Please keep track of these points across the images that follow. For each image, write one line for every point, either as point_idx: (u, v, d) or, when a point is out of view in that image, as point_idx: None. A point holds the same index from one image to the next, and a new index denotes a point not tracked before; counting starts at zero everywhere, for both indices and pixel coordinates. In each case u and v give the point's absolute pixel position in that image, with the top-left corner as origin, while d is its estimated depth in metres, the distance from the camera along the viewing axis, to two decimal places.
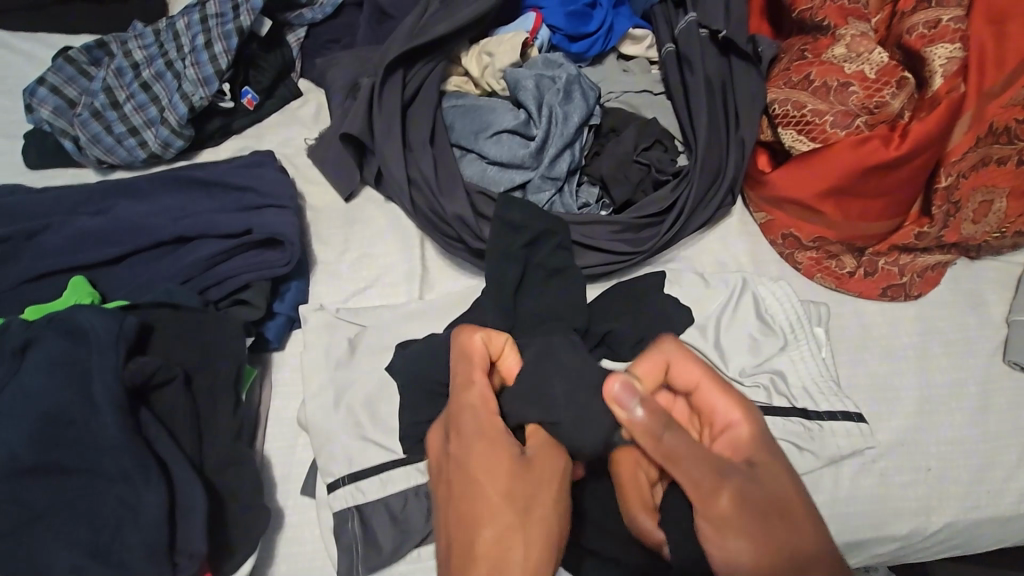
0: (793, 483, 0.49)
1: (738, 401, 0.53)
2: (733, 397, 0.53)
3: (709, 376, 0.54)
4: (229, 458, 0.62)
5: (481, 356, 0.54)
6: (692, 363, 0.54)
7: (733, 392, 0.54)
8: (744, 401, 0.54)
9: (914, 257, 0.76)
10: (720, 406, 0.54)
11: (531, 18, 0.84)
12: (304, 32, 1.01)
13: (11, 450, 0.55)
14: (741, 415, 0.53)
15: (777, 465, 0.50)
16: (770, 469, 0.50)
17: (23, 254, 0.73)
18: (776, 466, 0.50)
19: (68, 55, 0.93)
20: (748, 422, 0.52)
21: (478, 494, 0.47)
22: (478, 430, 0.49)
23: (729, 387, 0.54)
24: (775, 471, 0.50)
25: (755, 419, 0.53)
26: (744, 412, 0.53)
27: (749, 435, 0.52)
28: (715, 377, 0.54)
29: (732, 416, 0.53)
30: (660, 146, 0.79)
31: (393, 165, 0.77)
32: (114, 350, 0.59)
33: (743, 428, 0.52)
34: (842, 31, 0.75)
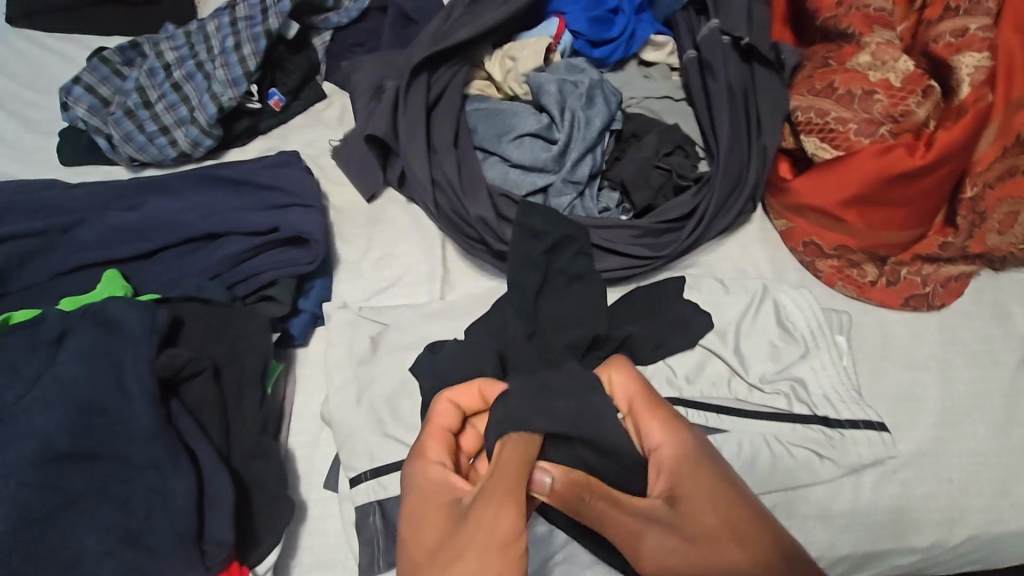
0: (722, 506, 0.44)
1: (669, 420, 0.51)
2: (664, 416, 0.52)
3: (641, 394, 0.54)
4: (254, 451, 0.64)
5: (445, 415, 0.55)
6: (625, 383, 0.55)
7: (660, 411, 0.52)
8: (677, 421, 0.51)
9: (937, 267, 0.76)
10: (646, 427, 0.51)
11: (555, 23, 0.84)
12: (330, 35, 1.03)
13: (46, 437, 0.57)
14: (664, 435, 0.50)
15: (709, 493, 0.45)
16: (698, 495, 0.45)
17: (58, 247, 0.75)
18: (709, 492, 0.46)
19: (103, 55, 0.95)
20: (674, 442, 0.50)
21: (414, 550, 0.46)
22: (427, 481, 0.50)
23: (661, 406, 0.52)
24: (705, 495, 0.45)
25: (685, 435, 0.50)
26: (671, 432, 0.50)
27: (675, 455, 0.49)
28: (651, 396, 0.53)
29: (660, 438, 0.50)
30: (681, 152, 0.80)
31: (416, 167, 0.78)
32: (148, 341, 0.61)
33: (670, 446, 0.50)
34: (867, 39, 0.75)
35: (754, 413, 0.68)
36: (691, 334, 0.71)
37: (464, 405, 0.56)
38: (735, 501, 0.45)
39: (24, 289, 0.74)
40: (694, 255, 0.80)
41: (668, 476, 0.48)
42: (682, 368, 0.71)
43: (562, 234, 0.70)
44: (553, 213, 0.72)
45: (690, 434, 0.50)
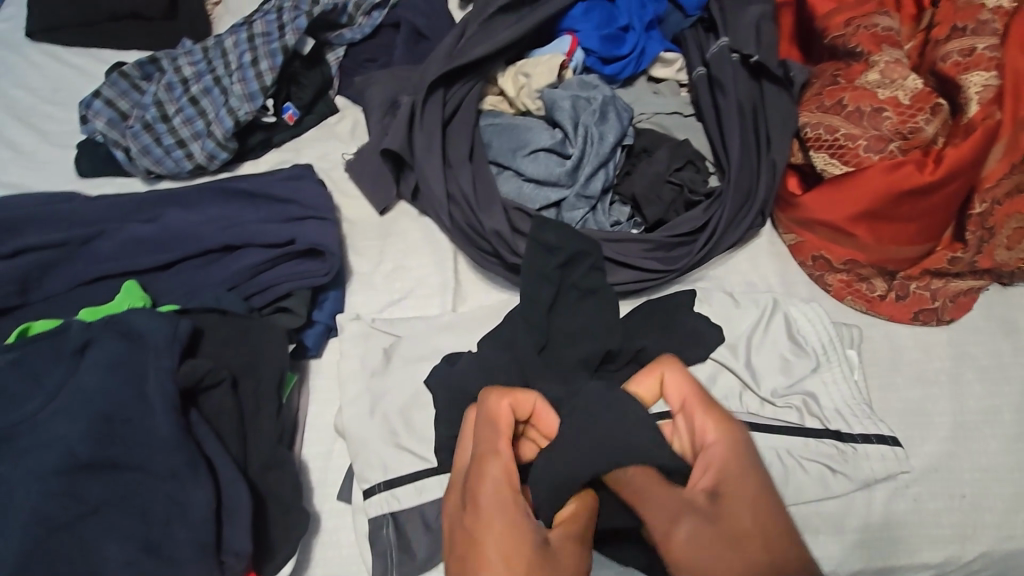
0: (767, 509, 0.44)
1: (722, 420, 0.50)
2: (716, 415, 0.50)
3: (696, 392, 0.52)
4: (271, 460, 0.65)
5: (508, 421, 0.51)
6: (684, 379, 0.53)
7: (714, 410, 0.51)
8: (730, 422, 0.50)
9: (946, 281, 0.76)
10: (700, 422, 0.50)
11: (568, 41, 0.86)
12: (344, 51, 1.05)
13: (68, 446, 0.58)
14: (718, 432, 0.49)
15: (753, 492, 0.45)
16: (743, 492, 0.44)
17: (77, 259, 0.76)
18: (752, 493, 0.44)
19: (122, 69, 0.97)
20: (726, 440, 0.49)
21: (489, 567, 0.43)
22: (500, 495, 0.47)
23: (717, 407, 0.51)
24: (747, 494, 0.44)
25: (735, 436, 0.49)
26: (723, 431, 0.49)
27: (727, 453, 0.48)
28: (707, 397, 0.52)
29: (713, 435, 0.49)
30: (692, 166, 0.81)
31: (432, 181, 0.79)
32: (169, 352, 0.62)
33: (721, 444, 0.48)
34: (876, 58, 0.77)
35: (766, 427, 0.69)
36: (704, 346, 0.71)
37: (522, 413, 0.53)
38: (773, 502, 0.45)
39: (44, 299, 0.75)
40: (705, 268, 0.81)
41: (717, 470, 0.47)
42: None
43: (576, 249, 0.69)
44: (565, 228, 0.71)
45: (741, 436, 0.49)
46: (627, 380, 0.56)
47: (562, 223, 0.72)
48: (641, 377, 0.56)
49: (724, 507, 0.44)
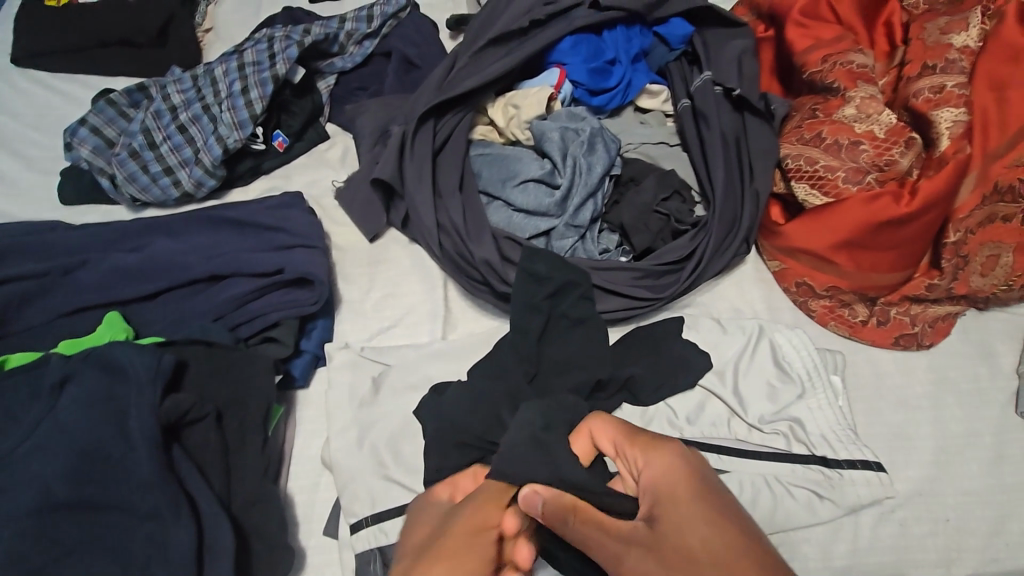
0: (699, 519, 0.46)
1: (650, 446, 0.52)
2: (643, 444, 0.52)
3: (621, 434, 0.55)
4: (255, 497, 0.63)
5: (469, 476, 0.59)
6: (606, 425, 0.56)
7: (640, 440, 0.53)
8: (657, 443, 0.52)
9: (925, 307, 0.78)
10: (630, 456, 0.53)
11: (556, 73, 0.88)
12: (335, 79, 1.06)
13: (45, 485, 0.56)
14: (645, 459, 0.52)
15: (691, 507, 0.47)
16: (679, 510, 0.47)
17: (58, 289, 0.75)
18: (688, 504, 0.47)
19: (110, 97, 0.97)
20: (658, 465, 0.51)
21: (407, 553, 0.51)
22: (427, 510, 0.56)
23: (643, 434, 0.54)
24: (686, 510, 0.46)
25: (664, 456, 0.51)
26: (652, 456, 0.51)
27: (662, 477, 0.50)
28: (633, 434, 0.54)
29: (648, 465, 0.51)
30: (679, 196, 0.82)
31: (422, 211, 0.80)
32: (151, 388, 0.60)
33: (654, 471, 0.51)
34: (851, 93, 0.80)
35: (754, 454, 0.69)
36: (690, 373, 0.72)
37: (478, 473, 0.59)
38: (715, 508, 0.46)
39: (23, 330, 0.74)
40: (691, 295, 0.82)
41: (658, 497, 0.49)
42: (682, 408, 0.72)
43: (565, 280, 0.70)
44: (555, 259, 0.73)
45: (672, 450, 0.52)
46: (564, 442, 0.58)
47: (551, 253, 0.73)
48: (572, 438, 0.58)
49: (668, 532, 0.46)
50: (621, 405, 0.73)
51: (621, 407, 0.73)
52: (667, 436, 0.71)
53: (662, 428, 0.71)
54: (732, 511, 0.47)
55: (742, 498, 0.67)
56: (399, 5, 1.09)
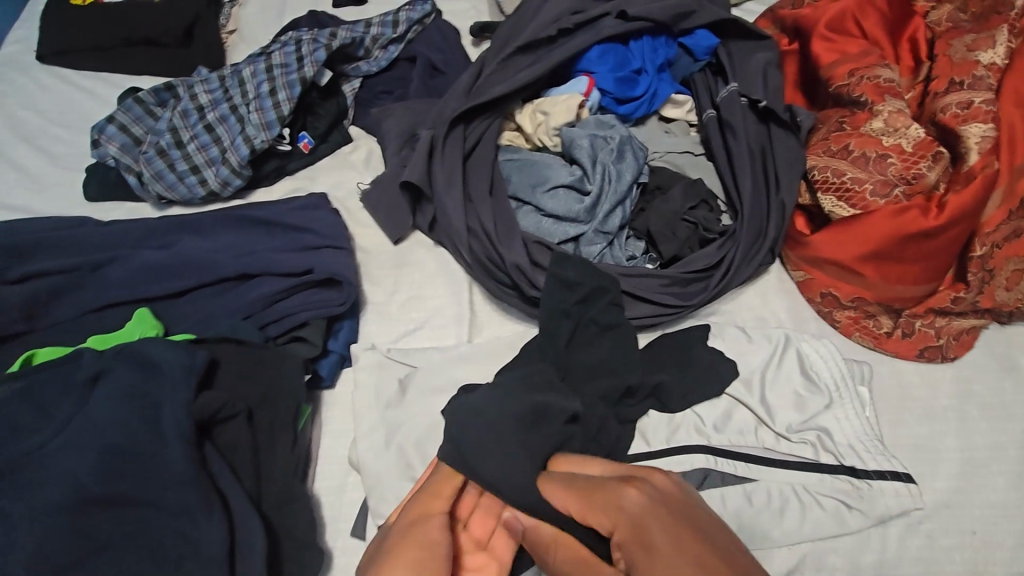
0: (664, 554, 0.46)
1: (607, 502, 0.51)
2: (598, 503, 0.52)
3: (576, 498, 0.54)
4: (286, 496, 0.63)
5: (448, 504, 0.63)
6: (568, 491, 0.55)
7: (593, 499, 0.53)
8: (613, 496, 0.51)
9: (949, 319, 0.79)
10: (593, 517, 0.52)
11: (584, 81, 0.89)
12: (359, 83, 1.06)
13: (77, 481, 0.56)
14: (604, 516, 0.51)
15: (665, 550, 0.46)
16: (654, 560, 0.46)
17: (87, 285, 0.75)
18: (659, 552, 0.46)
19: (138, 96, 0.97)
20: (620, 519, 0.50)
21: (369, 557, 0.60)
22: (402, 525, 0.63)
23: (596, 492, 0.53)
24: (663, 558, 0.46)
25: (618, 504, 0.51)
26: (611, 513, 0.51)
27: (629, 530, 0.49)
28: (587, 491, 0.53)
29: (614, 520, 0.50)
30: (705, 205, 0.83)
31: (453, 214, 0.81)
32: (186, 383, 0.60)
33: (614, 523, 0.50)
34: (879, 107, 0.81)
35: (781, 463, 0.69)
36: (716, 378, 0.73)
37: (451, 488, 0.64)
38: (685, 545, 0.46)
39: (51, 325, 0.74)
40: (716, 303, 0.83)
41: (634, 550, 0.48)
42: (710, 416, 0.72)
43: (595, 285, 0.71)
44: (586, 265, 0.73)
45: (630, 499, 0.50)
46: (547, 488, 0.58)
47: (581, 259, 0.74)
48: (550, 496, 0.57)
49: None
50: (648, 412, 0.73)
51: (648, 413, 0.73)
52: (695, 443, 0.70)
53: (689, 435, 0.71)
54: (709, 543, 0.47)
55: (771, 506, 0.67)
56: (423, 12, 1.10)
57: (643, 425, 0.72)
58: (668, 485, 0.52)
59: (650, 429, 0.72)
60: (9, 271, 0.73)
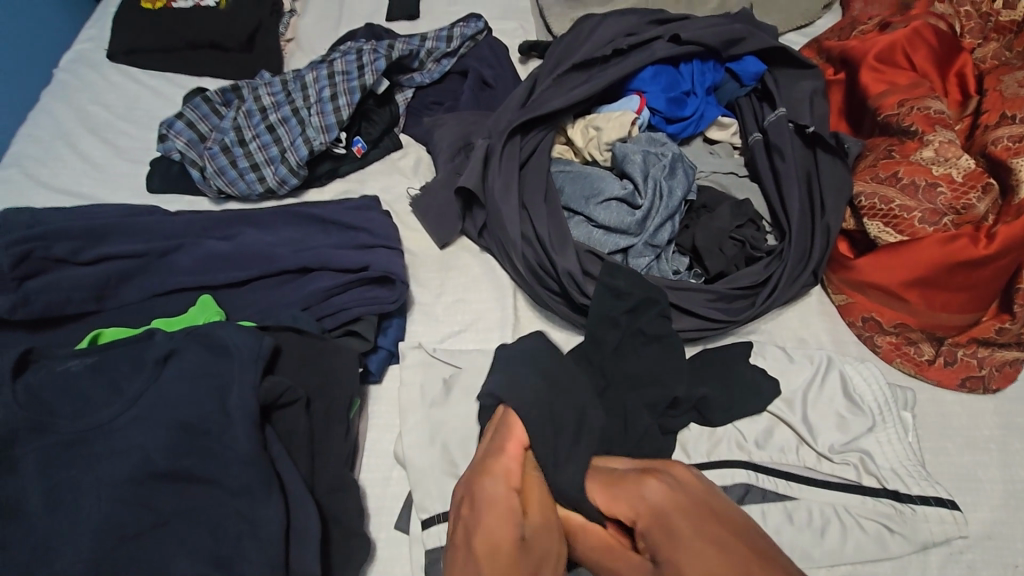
0: (690, 539, 0.50)
1: (631, 491, 0.55)
2: (626, 494, 0.55)
3: (602, 488, 0.57)
4: (338, 484, 0.65)
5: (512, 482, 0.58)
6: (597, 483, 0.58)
7: (617, 489, 0.56)
8: (636, 488, 0.55)
9: (992, 350, 0.78)
10: (618, 507, 0.55)
11: (636, 100, 0.91)
12: (412, 93, 1.10)
13: (148, 454, 0.58)
14: (631, 505, 0.54)
15: (688, 535, 0.50)
16: (676, 539, 0.50)
17: (154, 270, 0.78)
18: (681, 533, 0.50)
19: (206, 95, 1.02)
20: (644, 508, 0.53)
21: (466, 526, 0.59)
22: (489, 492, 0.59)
23: (619, 484, 0.56)
24: (686, 543, 0.49)
25: (643, 495, 0.54)
26: (636, 503, 0.54)
27: (652, 518, 0.53)
28: (617, 483, 0.56)
29: (639, 507, 0.54)
30: (753, 224, 0.85)
31: (507, 220, 0.84)
32: (253, 368, 0.62)
33: (640, 512, 0.53)
34: (930, 137, 0.82)
35: (822, 484, 0.69)
36: (759, 393, 0.73)
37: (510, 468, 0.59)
38: (703, 525, 0.50)
39: (118, 307, 0.77)
40: (758, 321, 0.84)
41: (658, 536, 0.51)
42: (751, 432, 0.73)
43: (643, 296, 0.73)
44: (636, 276, 0.75)
45: (655, 490, 0.54)
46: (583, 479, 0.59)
47: (631, 270, 0.76)
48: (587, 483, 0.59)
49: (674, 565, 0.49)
50: (688, 424, 0.73)
51: (688, 426, 0.73)
52: (736, 458, 0.71)
53: (730, 449, 0.72)
54: (727, 526, 0.51)
55: (811, 525, 0.67)
56: (477, 28, 1.14)
57: (683, 437, 0.73)
58: (686, 477, 0.56)
59: (691, 442, 0.72)
60: (83, 253, 0.77)
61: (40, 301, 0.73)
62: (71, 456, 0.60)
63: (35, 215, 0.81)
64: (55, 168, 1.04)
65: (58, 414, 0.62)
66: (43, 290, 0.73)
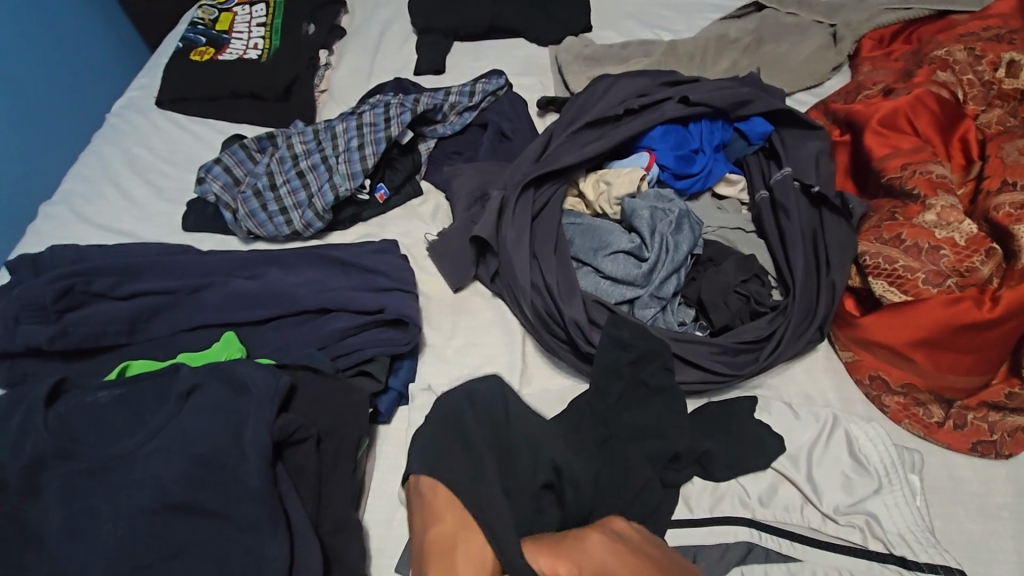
0: None
1: (574, 547, 0.59)
2: (571, 552, 0.58)
3: (548, 552, 0.59)
4: (342, 522, 0.66)
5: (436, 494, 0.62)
6: (544, 555, 0.58)
7: (562, 549, 0.59)
8: (581, 545, 0.59)
9: (1003, 415, 0.77)
10: (565, 570, 0.57)
11: (645, 157, 0.96)
12: (434, 143, 1.17)
13: (164, 485, 0.61)
14: (575, 561, 0.58)
15: None
16: None
17: (183, 306, 0.83)
18: None
19: (243, 142, 1.10)
20: (591, 561, 0.57)
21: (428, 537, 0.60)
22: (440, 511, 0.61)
23: (563, 543, 0.59)
24: None
25: (586, 550, 0.58)
26: (583, 560, 0.58)
27: (598, 570, 0.57)
28: (560, 546, 0.59)
29: (586, 563, 0.58)
30: (757, 279, 0.88)
31: (517, 268, 0.87)
32: (270, 405, 0.65)
33: (587, 567, 0.57)
34: (932, 201, 0.84)
35: (826, 546, 0.69)
36: (762, 448, 0.73)
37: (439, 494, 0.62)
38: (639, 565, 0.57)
39: (147, 339, 0.81)
40: (764, 375, 0.84)
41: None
42: (755, 488, 0.72)
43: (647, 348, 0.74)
44: (639, 327, 0.77)
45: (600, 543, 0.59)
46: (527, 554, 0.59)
47: (636, 322, 0.78)
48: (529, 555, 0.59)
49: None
50: (692, 478, 0.73)
51: (691, 480, 0.73)
52: (740, 515, 0.71)
53: (733, 506, 0.72)
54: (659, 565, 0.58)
55: None
56: (498, 84, 1.21)
57: (687, 491, 0.73)
58: (623, 529, 0.62)
59: (693, 497, 0.72)
60: (119, 288, 0.82)
61: (77, 333, 0.78)
62: (93, 483, 0.63)
63: (79, 251, 0.88)
64: (99, 206, 1.12)
65: (83, 441, 0.65)
66: (81, 322, 0.79)
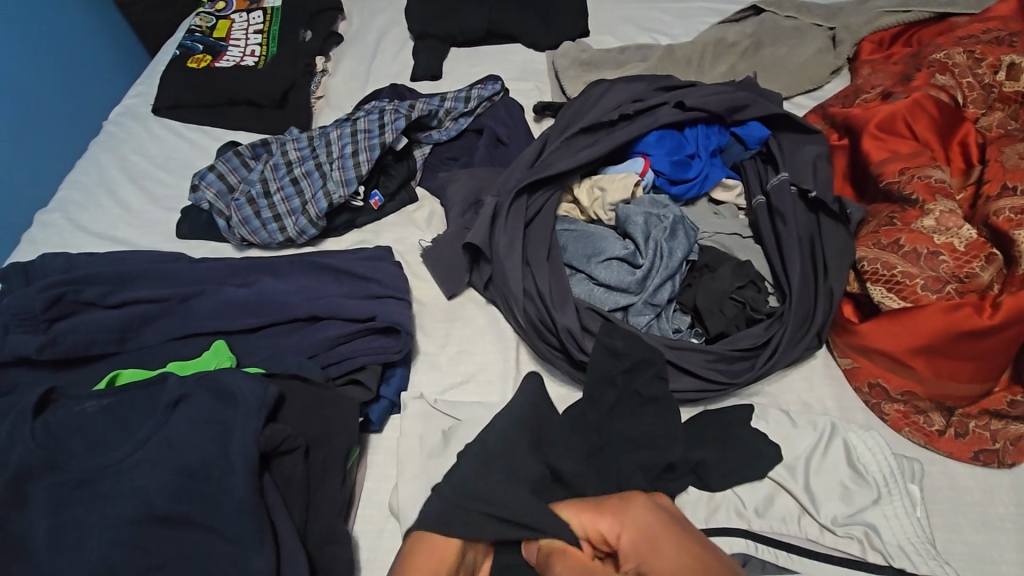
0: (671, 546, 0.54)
1: (618, 511, 0.59)
2: (610, 510, 0.59)
3: (588, 509, 0.60)
4: (330, 534, 0.65)
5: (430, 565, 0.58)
6: (579, 511, 0.60)
7: (603, 506, 0.60)
8: (624, 504, 0.59)
9: (1006, 423, 0.75)
10: (602, 525, 0.58)
11: (640, 162, 0.95)
12: (430, 148, 1.16)
13: (149, 497, 0.60)
14: (615, 519, 0.58)
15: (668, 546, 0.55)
16: (659, 548, 0.55)
17: (174, 315, 0.82)
18: (664, 545, 0.55)
19: (237, 149, 1.10)
20: (629, 521, 0.58)
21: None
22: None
23: (605, 503, 0.60)
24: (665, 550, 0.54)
25: (628, 512, 0.58)
26: (621, 518, 0.58)
27: (637, 531, 0.57)
28: (601, 504, 0.60)
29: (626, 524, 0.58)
30: (753, 286, 0.87)
31: (510, 275, 0.87)
32: (257, 415, 0.65)
33: (626, 527, 0.57)
34: (930, 206, 0.83)
35: (823, 558, 0.68)
36: (758, 458, 0.72)
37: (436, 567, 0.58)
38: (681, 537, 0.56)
39: (138, 348, 0.81)
40: (761, 383, 0.83)
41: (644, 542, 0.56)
42: (751, 499, 0.71)
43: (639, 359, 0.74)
44: (633, 336, 0.76)
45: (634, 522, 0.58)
46: (564, 507, 0.61)
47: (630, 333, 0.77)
48: (563, 508, 0.61)
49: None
50: (687, 488, 0.72)
51: (686, 490, 0.72)
52: (735, 526, 0.69)
53: (729, 516, 0.70)
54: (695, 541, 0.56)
55: None
56: (494, 90, 1.21)
57: (681, 501, 0.72)
58: (671, 503, 0.62)
59: (689, 507, 0.71)
60: (110, 296, 0.82)
61: (67, 342, 0.77)
62: (77, 495, 0.62)
63: (72, 259, 0.87)
64: (94, 214, 1.12)
65: (69, 451, 0.65)
66: (72, 331, 0.78)
